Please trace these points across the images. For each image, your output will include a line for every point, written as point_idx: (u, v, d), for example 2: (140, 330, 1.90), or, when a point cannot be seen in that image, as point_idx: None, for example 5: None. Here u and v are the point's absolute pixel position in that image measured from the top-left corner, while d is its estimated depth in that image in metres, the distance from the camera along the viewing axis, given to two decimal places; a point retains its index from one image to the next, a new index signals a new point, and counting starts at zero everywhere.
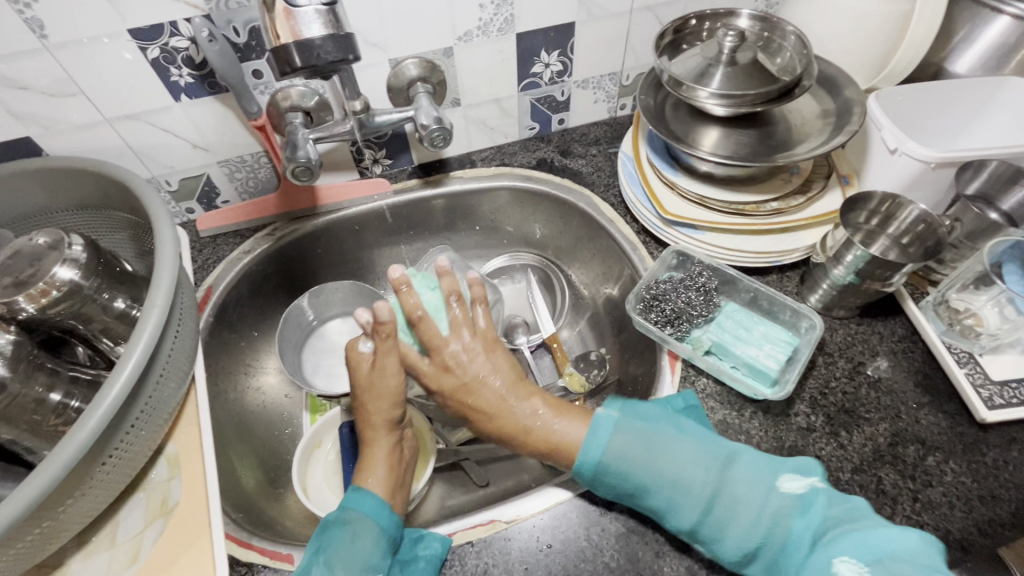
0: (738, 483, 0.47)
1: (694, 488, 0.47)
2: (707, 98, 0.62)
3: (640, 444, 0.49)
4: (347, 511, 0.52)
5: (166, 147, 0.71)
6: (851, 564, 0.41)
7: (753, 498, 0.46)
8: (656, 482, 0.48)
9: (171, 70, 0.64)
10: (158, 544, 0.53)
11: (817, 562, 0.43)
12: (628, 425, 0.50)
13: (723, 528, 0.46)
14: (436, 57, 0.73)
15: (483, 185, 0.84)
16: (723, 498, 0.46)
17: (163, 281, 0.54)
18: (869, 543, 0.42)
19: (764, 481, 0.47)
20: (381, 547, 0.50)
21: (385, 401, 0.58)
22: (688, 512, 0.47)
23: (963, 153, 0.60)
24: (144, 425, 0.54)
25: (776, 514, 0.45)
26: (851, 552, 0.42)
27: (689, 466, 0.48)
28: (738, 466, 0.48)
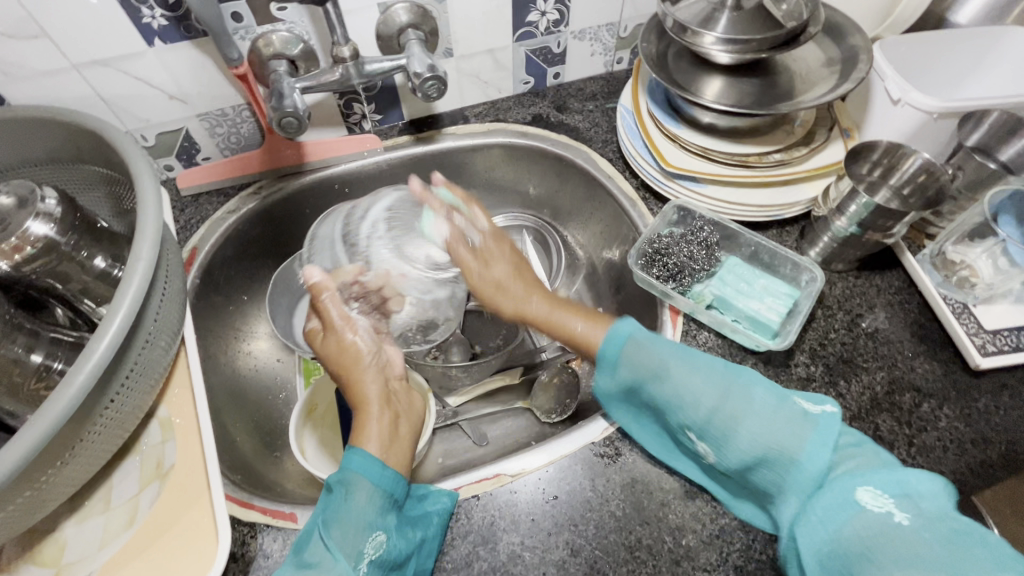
0: (753, 387, 0.47)
1: (707, 394, 0.47)
2: (712, 43, 0.61)
3: (659, 346, 0.51)
4: (341, 474, 0.49)
5: (139, 97, 0.67)
6: (875, 493, 0.39)
7: (766, 416, 0.45)
8: (673, 378, 0.49)
9: (142, 11, 0.59)
10: (155, 506, 0.51)
11: (837, 486, 0.40)
12: (648, 335, 0.52)
13: (732, 434, 0.45)
14: (428, 2, 0.69)
15: (477, 141, 0.82)
16: (736, 396, 0.46)
17: (145, 235, 0.50)
18: (896, 478, 0.40)
19: (776, 397, 0.46)
20: (377, 503, 0.48)
21: (356, 359, 0.59)
22: (702, 408, 0.47)
23: (968, 102, 0.59)
24: (134, 385, 0.51)
25: (792, 432, 0.44)
26: (876, 483, 0.39)
27: (706, 377, 0.48)
28: (753, 384, 0.47)
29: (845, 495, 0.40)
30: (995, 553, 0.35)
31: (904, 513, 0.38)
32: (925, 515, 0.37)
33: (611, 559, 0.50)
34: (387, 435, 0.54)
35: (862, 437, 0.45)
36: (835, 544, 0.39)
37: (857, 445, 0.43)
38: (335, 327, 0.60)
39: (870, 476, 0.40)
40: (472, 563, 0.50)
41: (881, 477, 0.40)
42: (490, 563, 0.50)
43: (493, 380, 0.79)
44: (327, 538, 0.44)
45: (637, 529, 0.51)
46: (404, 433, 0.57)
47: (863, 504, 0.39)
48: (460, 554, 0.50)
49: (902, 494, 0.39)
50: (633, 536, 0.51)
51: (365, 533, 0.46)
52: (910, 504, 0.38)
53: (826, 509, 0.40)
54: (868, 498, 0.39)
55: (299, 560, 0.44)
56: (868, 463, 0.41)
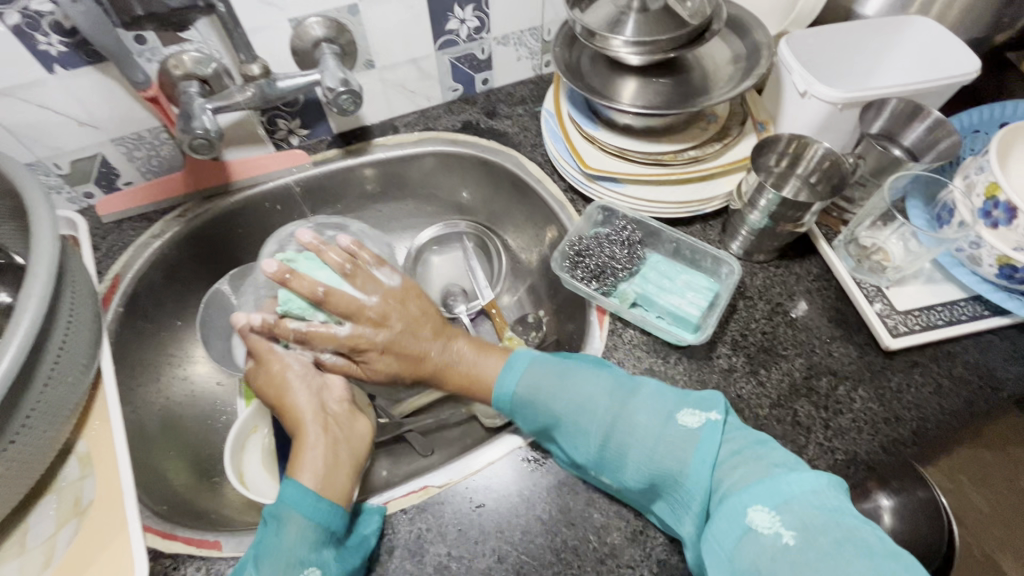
0: (639, 408, 0.49)
1: (595, 426, 0.49)
2: (621, 46, 0.62)
3: (551, 377, 0.54)
4: (275, 507, 0.49)
5: (46, 125, 0.65)
6: (763, 514, 0.38)
7: (650, 437, 0.47)
8: (567, 416, 0.51)
9: (37, 37, 0.58)
10: (72, 544, 0.50)
11: (729, 509, 0.40)
12: (541, 365, 0.55)
13: (625, 458, 0.47)
14: (341, 16, 0.69)
15: (407, 152, 0.81)
16: (622, 424, 0.49)
17: (40, 269, 0.49)
18: (778, 489, 0.39)
19: (660, 417, 0.48)
20: (310, 537, 0.47)
21: (285, 384, 0.59)
22: (593, 440, 0.49)
23: (866, 93, 0.61)
24: (39, 424, 0.50)
25: (678, 453, 0.45)
26: (760, 500, 0.39)
27: (591, 409, 0.51)
28: (638, 404, 0.49)
29: (736, 518, 0.39)
30: (876, 562, 0.34)
31: (790, 532, 0.37)
32: (808, 526, 0.37)
33: (537, 563, 0.50)
34: (324, 461, 0.53)
35: (749, 441, 0.45)
36: (731, 569, 0.38)
37: (741, 453, 0.44)
38: (266, 360, 0.60)
39: (754, 494, 0.40)
40: None
41: (760, 490, 0.40)
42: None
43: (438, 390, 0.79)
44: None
45: (562, 530, 0.51)
46: (344, 457, 0.55)
47: (755, 527, 0.38)
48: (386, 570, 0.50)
49: (784, 507, 0.38)
50: (558, 539, 0.51)
51: (296, 569, 0.45)
52: (792, 514, 0.38)
53: (720, 532, 0.40)
54: (758, 518, 0.38)
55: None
56: (750, 475, 0.41)
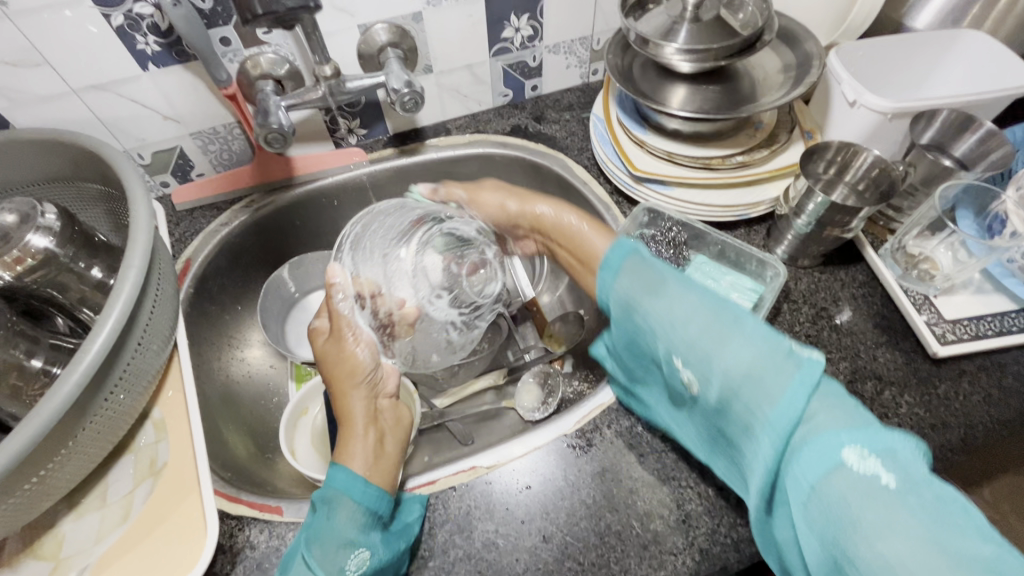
0: (740, 312, 0.43)
1: (691, 316, 0.44)
2: (673, 54, 0.64)
3: (658, 266, 0.49)
4: (325, 490, 0.51)
5: (135, 118, 0.71)
6: (861, 455, 0.35)
7: (749, 355, 0.40)
8: (656, 310, 0.46)
9: (137, 38, 0.63)
10: (149, 500, 0.54)
11: (818, 443, 0.36)
12: (642, 256, 0.50)
13: (712, 356, 0.42)
14: (406, 23, 0.73)
15: (459, 153, 0.85)
16: (720, 317, 0.43)
17: (137, 245, 0.54)
18: (880, 440, 0.35)
19: (761, 334, 0.41)
20: (360, 520, 0.49)
21: (347, 366, 0.60)
22: (682, 328, 0.44)
23: (918, 103, 0.62)
24: (125, 388, 0.55)
25: (782, 369, 0.39)
26: (859, 442, 0.35)
27: (681, 300, 0.45)
28: (736, 313, 0.43)
29: (827, 456, 0.35)
30: (975, 521, 0.32)
31: (891, 476, 0.34)
32: (912, 481, 0.33)
33: (582, 545, 0.52)
34: (373, 453, 0.54)
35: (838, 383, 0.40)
36: (817, 503, 0.35)
37: (834, 397, 0.38)
38: (340, 334, 0.62)
39: (849, 436, 0.35)
40: (448, 550, 0.52)
41: (855, 433, 0.35)
42: (465, 551, 0.52)
43: (478, 382, 0.81)
44: (309, 558, 0.46)
45: (606, 516, 0.53)
46: (387, 443, 0.57)
47: (848, 465, 0.35)
48: (436, 542, 0.53)
49: (879, 452, 0.35)
50: (602, 523, 0.53)
51: (347, 550, 0.47)
52: (896, 463, 0.34)
53: (806, 465, 0.36)
54: (852, 458, 0.35)
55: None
56: (836, 416, 0.37)
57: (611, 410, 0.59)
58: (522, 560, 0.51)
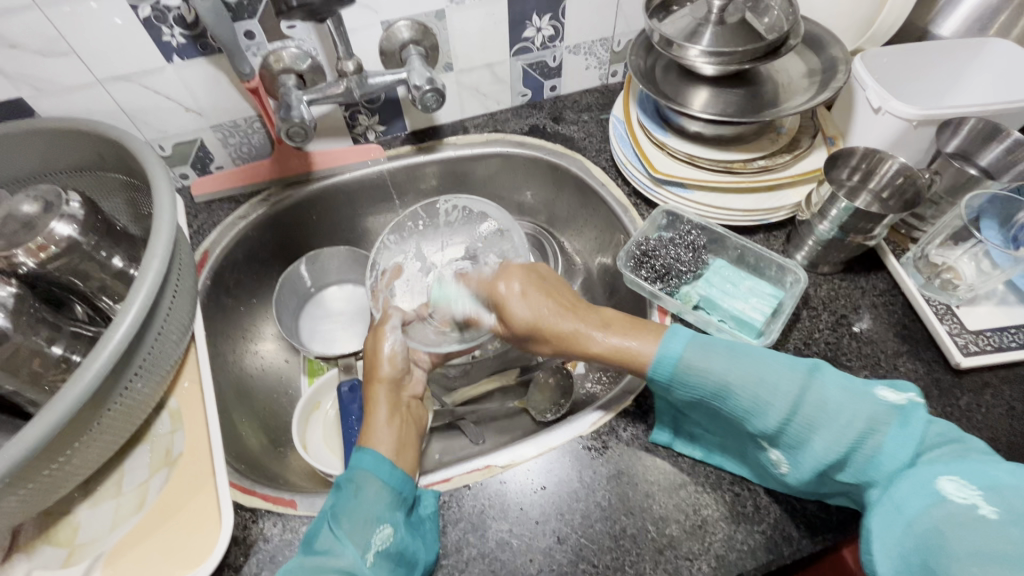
0: (827, 384, 0.47)
1: (777, 398, 0.47)
2: (698, 56, 0.64)
3: (722, 349, 0.50)
4: (351, 470, 0.52)
5: (157, 109, 0.71)
6: (959, 485, 0.40)
7: (846, 413, 0.45)
8: (740, 390, 0.48)
9: (163, 29, 0.64)
10: (164, 490, 0.55)
11: (917, 477, 0.42)
12: (701, 341, 0.51)
13: (808, 439, 0.46)
14: (429, 20, 0.73)
15: (477, 151, 0.85)
16: (812, 397, 0.46)
17: (161, 236, 0.54)
18: (982, 472, 0.40)
19: (853, 394, 0.46)
20: (386, 498, 0.50)
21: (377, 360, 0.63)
22: (774, 415, 0.47)
23: (944, 110, 0.62)
24: (144, 377, 0.55)
25: (887, 422, 0.45)
26: (959, 474, 0.40)
27: (773, 380, 0.47)
28: (825, 377, 0.47)
29: (927, 485, 0.41)
30: None
31: (991, 507, 0.39)
32: (1015, 508, 0.38)
33: (596, 547, 0.51)
34: (389, 424, 0.57)
35: (946, 429, 0.45)
36: (913, 535, 0.40)
37: (942, 438, 0.44)
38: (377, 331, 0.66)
39: (957, 468, 0.41)
40: (462, 549, 0.52)
41: (961, 465, 0.41)
42: (479, 549, 0.52)
43: (491, 381, 0.81)
44: (337, 528, 0.47)
45: (621, 519, 0.53)
46: (404, 424, 0.59)
47: (946, 495, 0.40)
48: (450, 540, 0.52)
49: (985, 485, 0.40)
50: (618, 526, 0.52)
51: (373, 525, 0.48)
52: (998, 496, 0.39)
53: (905, 500, 0.41)
54: (952, 488, 0.40)
55: (310, 549, 0.47)
56: (955, 455, 0.42)
57: (628, 413, 0.59)
58: (536, 560, 0.51)
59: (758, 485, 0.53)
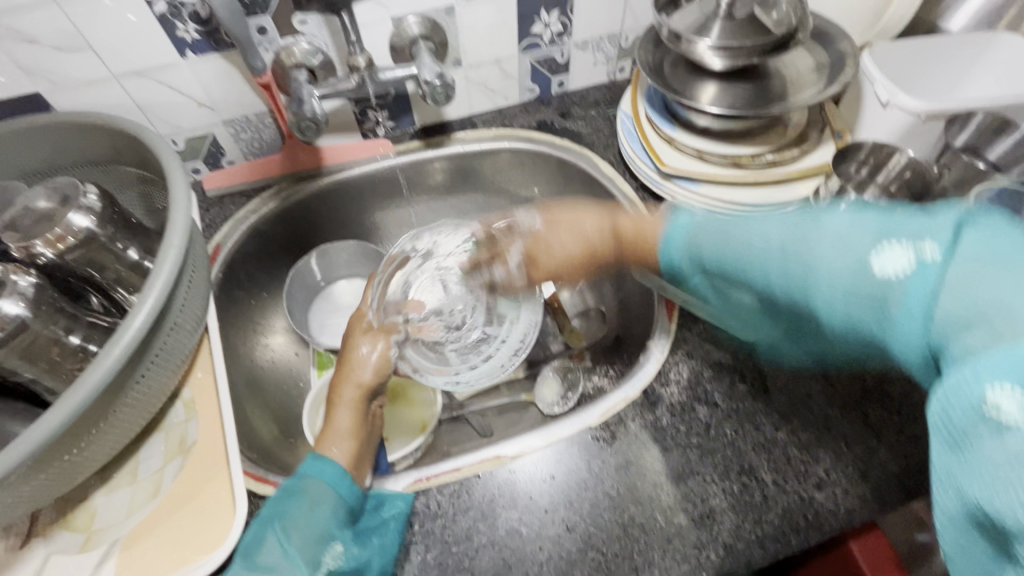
0: (819, 254, 0.35)
1: (764, 278, 0.38)
2: (705, 50, 0.64)
3: (713, 230, 0.43)
4: (302, 478, 0.52)
5: (171, 105, 0.72)
6: (1007, 401, 0.26)
7: (840, 278, 0.34)
8: (731, 276, 0.41)
9: (177, 25, 0.65)
10: (179, 478, 0.55)
11: (953, 384, 0.29)
12: (699, 228, 0.44)
13: (813, 317, 0.37)
14: (439, 16, 0.74)
15: (485, 147, 0.85)
16: (797, 272, 0.36)
17: (177, 227, 0.55)
18: None
19: (853, 260, 0.34)
20: (338, 516, 0.51)
21: (358, 365, 0.63)
22: (767, 294, 0.39)
23: (953, 104, 0.62)
24: (160, 366, 0.56)
25: (893, 293, 0.32)
26: (998, 380, 0.27)
27: (755, 257, 0.39)
28: (814, 229, 0.36)
29: (964, 392, 0.28)
30: None
31: None
32: None
33: (604, 536, 0.52)
34: (350, 431, 0.57)
35: (1015, 290, 0.28)
36: (950, 460, 0.29)
37: (976, 309, 0.29)
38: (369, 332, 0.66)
39: (991, 363, 0.27)
40: (472, 536, 0.53)
41: (1001, 354, 0.27)
42: (489, 537, 0.52)
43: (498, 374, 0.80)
44: (286, 543, 0.48)
45: (629, 508, 0.53)
46: (368, 429, 0.60)
47: (985, 413, 0.27)
48: (461, 528, 0.53)
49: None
50: (626, 515, 0.53)
51: (324, 543, 0.49)
52: None
53: (937, 412, 0.30)
54: (1001, 404, 0.27)
55: (253, 562, 0.47)
56: (1017, 335, 0.27)
57: (636, 404, 0.59)
58: (545, 548, 0.52)
59: (766, 476, 0.54)
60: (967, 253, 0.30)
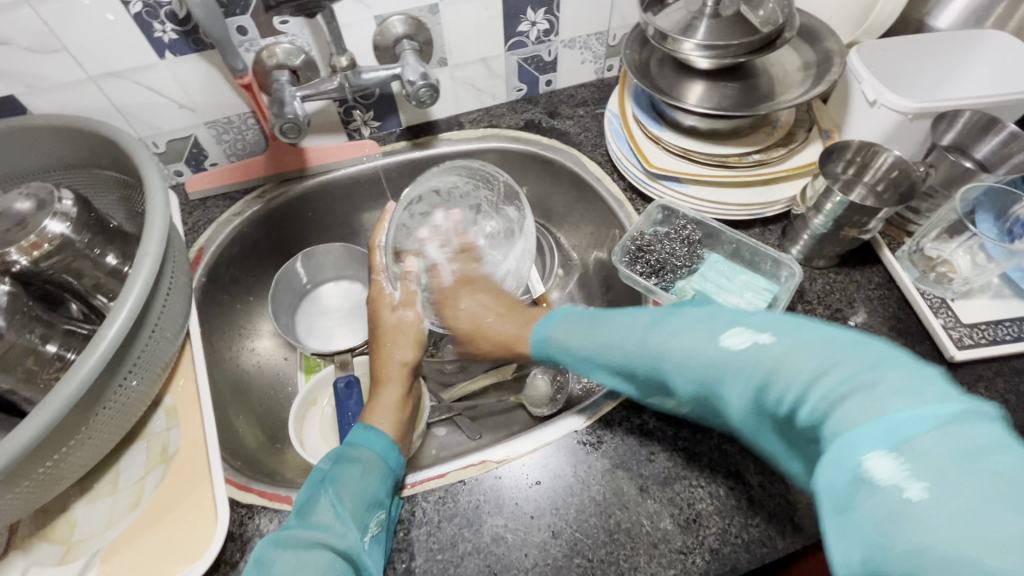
0: (670, 319, 0.39)
1: (616, 349, 0.41)
2: (692, 50, 0.63)
3: (600, 318, 0.44)
4: (355, 448, 0.52)
5: (150, 106, 0.71)
6: (891, 465, 0.27)
7: (712, 369, 0.35)
8: (594, 360, 0.43)
9: (154, 26, 0.63)
10: (160, 488, 0.55)
11: (838, 450, 0.29)
12: (579, 315, 0.46)
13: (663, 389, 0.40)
14: (423, 14, 0.73)
15: (472, 147, 0.85)
16: (648, 337, 0.39)
17: (154, 232, 0.54)
18: (890, 430, 0.28)
19: (701, 331, 0.37)
20: (385, 484, 0.51)
21: (395, 338, 0.64)
22: (617, 370, 0.42)
23: (940, 103, 0.61)
24: (139, 375, 0.55)
25: (773, 368, 0.33)
26: (869, 445, 0.28)
27: (604, 332, 0.43)
28: (677, 320, 0.39)
29: (846, 458, 0.28)
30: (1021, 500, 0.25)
31: (919, 484, 0.26)
32: (937, 471, 0.26)
33: (591, 541, 0.51)
34: (397, 407, 0.59)
35: (857, 364, 0.31)
36: (850, 526, 0.27)
37: (845, 386, 0.30)
38: (406, 302, 0.65)
39: (866, 431, 0.28)
40: (458, 543, 0.52)
41: (874, 423, 0.28)
42: (475, 544, 0.52)
43: (486, 377, 0.80)
44: (338, 505, 0.48)
45: (616, 513, 0.53)
46: (410, 404, 0.61)
47: (877, 479, 0.27)
48: (446, 535, 0.53)
49: (900, 445, 0.27)
50: (612, 520, 0.52)
51: (371, 509, 0.49)
52: (914, 455, 0.27)
53: (829, 465, 0.29)
54: (878, 467, 0.27)
55: (306, 520, 0.47)
56: (868, 408, 0.29)
57: (623, 408, 0.59)
58: (531, 555, 0.51)
59: (753, 479, 0.54)
60: (807, 335, 0.33)
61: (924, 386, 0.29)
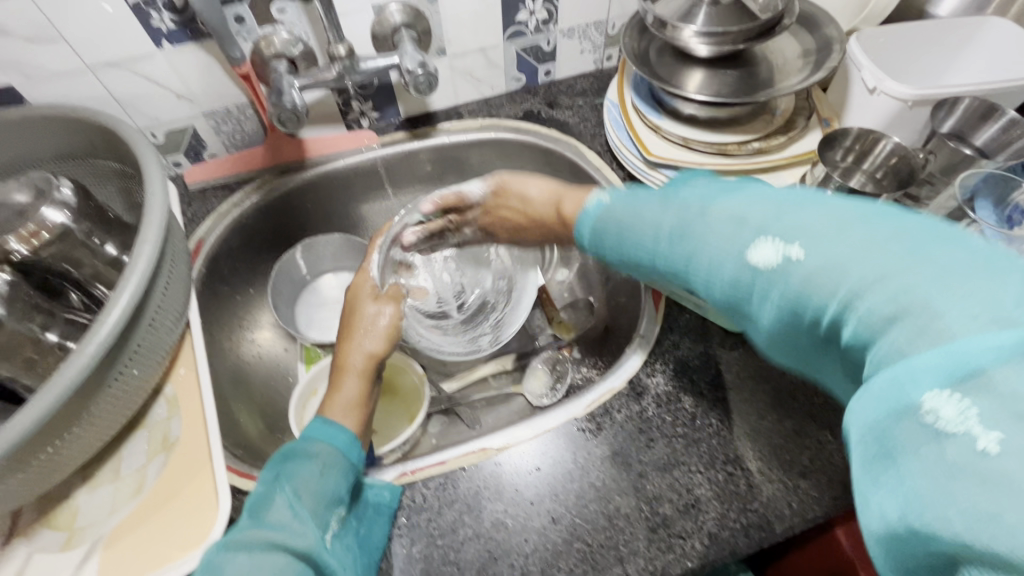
0: (703, 219, 0.35)
1: (650, 248, 0.39)
2: (692, 37, 0.63)
3: (636, 207, 0.41)
4: (312, 442, 0.51)
5: (149, 97, 0.71)
6: (945, 407, 0.23)
7: (742, 282, 0.33)
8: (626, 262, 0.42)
9: (151, 14, 0.63)
10: (161, 476, 0.55)
11: (886, 383, 0.26)
12: (614, 206, 0.43)
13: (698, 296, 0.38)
14: (421, 3, 0.72)
15: (471, 138, 0.84)
16: (677, 242, 0.36)
17: (152, 221, 0.54)
18: (947, 358, 0.24)
19: (736, 233, 0.33)
20: (346, 481, 0.50)
21: (365, 330, 0.63)
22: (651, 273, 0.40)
23: (940, 90, 0.61)
24: (139, 363, 0.55)
25: (808, 282, 0.30)
26: (924, 378, 0.24)
27: (630, 233, 0.40)
28: (710, 218, 0.35)
29: (895, 397, 0.25)
30: None
31: (992, 435, 0.22)
32: (1010, 414, 0.22)
33: (590, 527, 0.52)
34: (357, 402, 0.57)
35: (925, 275, 0.26)
36: (897, 477, 0.25)
37: (894, 305, 0.27)
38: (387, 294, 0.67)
39: (922, 365, 0.25)
40: (458, 529, 0.52)
41: (933, 353, 0.24)
42: (475, 530, 0.52)
43: (487, 366, 0.81)
44: (295, 504, 0.47)
45: (615, 498, 0.53)
46: (370, 403, 0.59)
47: (927, 421, 0.24)
48: (446, 521, 0.53)
49: (965, 380, 0.23)
50: (612, 505, 0.53)
51: (332, 506, 0.48)
52: (988, 396, 0.22)
53: (869, 399, 0.26)
54: (938, 410, 0.24)
55: (260, 519, 0.46)
56: (930, 327, 0.25)
57: (622, 396, 0.59)
58: (531, 540, 0.51)
59: (751, 465, 0.54)
60: (858, 239, 0.29)
61: (1009, 299, 0.24)
